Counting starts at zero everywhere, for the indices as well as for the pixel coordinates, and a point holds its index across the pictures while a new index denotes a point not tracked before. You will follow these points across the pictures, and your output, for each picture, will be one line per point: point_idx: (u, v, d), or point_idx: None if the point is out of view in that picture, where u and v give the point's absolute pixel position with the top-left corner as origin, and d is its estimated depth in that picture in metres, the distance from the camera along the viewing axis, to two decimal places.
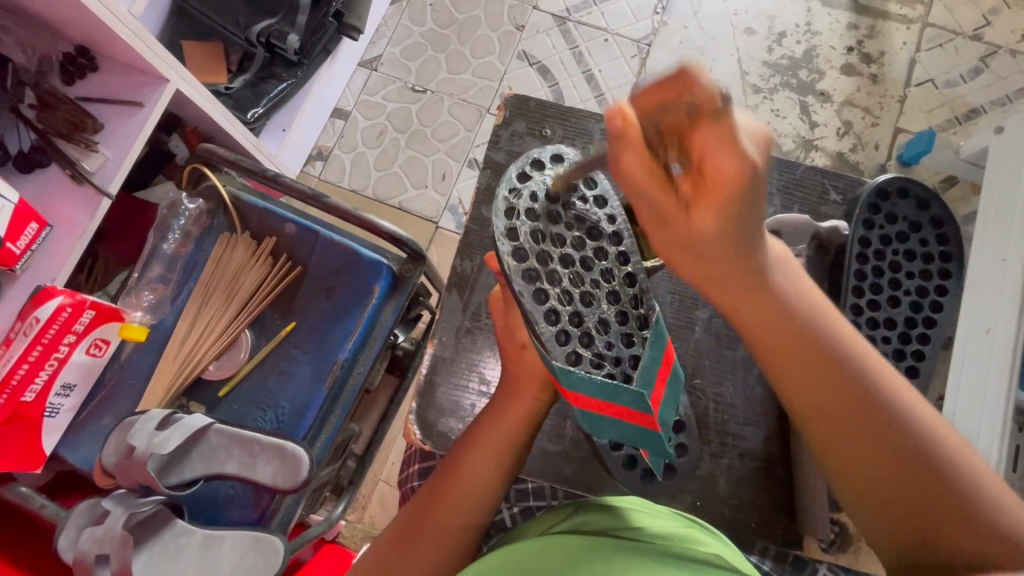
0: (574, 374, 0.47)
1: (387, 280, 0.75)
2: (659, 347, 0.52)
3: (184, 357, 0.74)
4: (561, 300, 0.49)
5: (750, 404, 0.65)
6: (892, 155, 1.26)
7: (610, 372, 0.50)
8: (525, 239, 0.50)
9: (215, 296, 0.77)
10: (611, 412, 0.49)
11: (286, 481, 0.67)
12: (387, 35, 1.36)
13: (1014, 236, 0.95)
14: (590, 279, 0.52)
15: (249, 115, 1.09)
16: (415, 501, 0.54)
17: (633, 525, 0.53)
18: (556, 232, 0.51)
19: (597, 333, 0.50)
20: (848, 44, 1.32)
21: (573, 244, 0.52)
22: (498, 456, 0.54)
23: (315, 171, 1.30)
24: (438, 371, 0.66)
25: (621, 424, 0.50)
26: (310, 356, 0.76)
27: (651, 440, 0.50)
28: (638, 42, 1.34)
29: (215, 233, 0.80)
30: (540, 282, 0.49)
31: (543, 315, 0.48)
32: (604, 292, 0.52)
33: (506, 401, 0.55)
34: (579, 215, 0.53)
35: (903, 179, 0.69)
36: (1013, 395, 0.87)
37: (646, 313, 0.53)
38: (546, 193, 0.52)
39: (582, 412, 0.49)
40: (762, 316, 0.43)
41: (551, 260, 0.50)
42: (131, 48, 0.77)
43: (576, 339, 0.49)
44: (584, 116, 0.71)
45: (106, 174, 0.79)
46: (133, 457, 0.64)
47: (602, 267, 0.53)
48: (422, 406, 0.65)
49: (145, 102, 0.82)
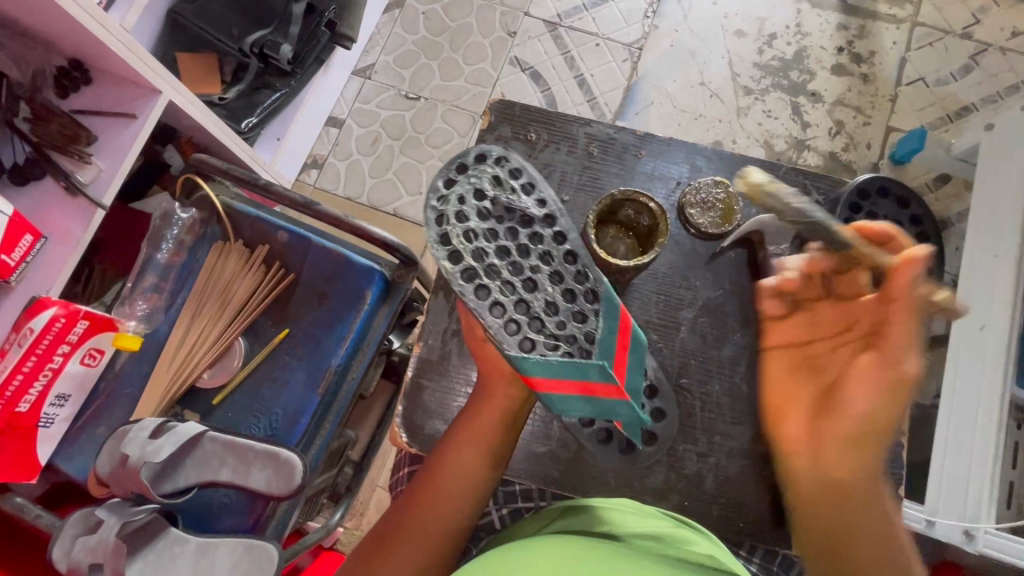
0: (532, 359, 0.47)
1: (379, 286, 0.76)
2: (613, 316, 0.51)
3: (178, 364, 0.75)
4: (503, 290, 0.47)
5: (737, 403, 0.65)
6: (883, 154, 1.27)
7: (568, 351, 0.48)
8: (457, 239, 0.46)
9: (208, 305, 0.78)
10: (578, 390, 0.49)
11: (279, 487, 0.67)
12: (381, 43, 1.37)
13: (1008, 233, 0.96)
14: (530, 265, 0.49)
15: (243, 125, 1.10)
16: (398, 506, 0.54)
17: (611, 522, 0.54)
18: (488, 227, 0.48)
19: (547, 316, 0.48)
20: (839, 45, 1.32)
21: (508, 235, 0.49)
22: (475, 458, 0.54)
23: (310, 179, 1.31)
24: (424, 374, 0.66)
25: (591, 402, 0.50)
26: (303, 362, 0.76)
27: (621, 409, 0.51)
28: (629, 46, 1.35)
29: (207, 242, 0.80)
30: (480, 279, 0.46)
31: (489, 310, 0.46)
32: (549, 274, 0.50)
33: (484, 402, 0.55)
34: (508, 203, 0.50)
35: (882, 179, 0.70)
36: (1009, 389, 0.89)
37: (593, 286, 0.51)
38: (473, 190, 0.49)
39: (550, 396, 0.49)
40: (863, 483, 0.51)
41: (487, 254, 0.47)
42: (124, 60, 0.78)
43: (526, 325, 0.47)
44: (568, 120, 0.71)
45: (99, 186, 0.80)
46: (127, 465, 0.64)
47: (541, 251, 0.50)
48: (408, 409, 0.65)
49: (138, 114, 0.83)
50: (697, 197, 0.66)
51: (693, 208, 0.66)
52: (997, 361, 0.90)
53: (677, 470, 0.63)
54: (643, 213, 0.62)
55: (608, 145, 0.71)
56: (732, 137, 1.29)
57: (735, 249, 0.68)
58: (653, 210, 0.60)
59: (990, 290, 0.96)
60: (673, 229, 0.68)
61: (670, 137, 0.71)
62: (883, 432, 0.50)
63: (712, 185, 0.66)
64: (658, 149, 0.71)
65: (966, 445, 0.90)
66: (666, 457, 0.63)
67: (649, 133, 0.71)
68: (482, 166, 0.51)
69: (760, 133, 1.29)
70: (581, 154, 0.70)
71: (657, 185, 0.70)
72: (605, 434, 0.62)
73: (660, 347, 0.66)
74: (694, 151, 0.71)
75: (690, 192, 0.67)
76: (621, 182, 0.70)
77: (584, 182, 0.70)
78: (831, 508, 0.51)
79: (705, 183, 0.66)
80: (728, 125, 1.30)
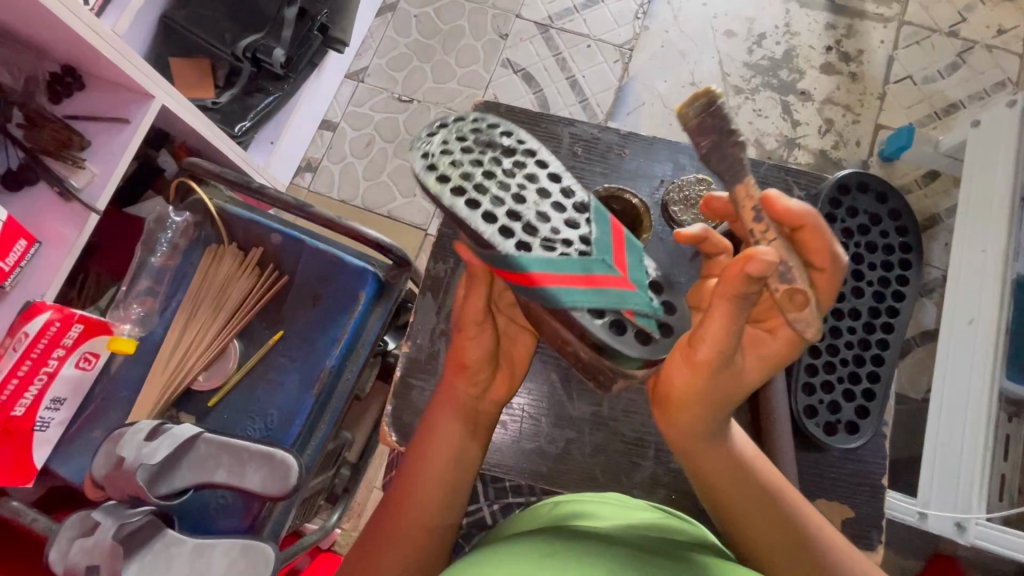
0: (527, 258, 0.44)
1: (372, 287, 0.76)
2: (605, 223, 0.48)
3: (172, 368, 0.75)
4: (494, 204, 0.45)
5: None
6: (872, 151, 1.28)
7: (566, 251, 0.45)
8: (441, 163, 0.45)
9: (203, 309, 0.78)
10: (580, 280, 0.44)
11: (273, 488, 0.68)
12: (373, 47, 1.38)
13: (995, 228, 0.98)
14: (519, 183, 0.47)
15: (236, 129, 1.10)
16: (380, 508, 0.55)
17: (589, 515, 0.54)
18: (471, 157, 0.46)
19: (543, 227, 0.46)
20: (827, 44, 1.34)
21: (491, 162, 0.47)
22: (443, 454, 0.54)
23: (304, 182, 1.31)
24: (413, 373, 0.66)
25: (599, 294, 0.44)
26: (297, 364, 0.77)
27: (633, 297, 0.45)
28: (620, 48, 1.36)
29: (201, 246, 0.81)
30: (469, 196, 0.44)
31: (482, 223, 0.44)
32: (538, 190, 0.47)
33: (443, 399, 0.55)
34: (487, 137, 0.48)
35: (861, 174, 0.70)
36: (998, 382, 0.89)
37: (581, 199, 0.48)
38: (453, 125, 0.48)
39: (554, 292, 0.43)
40: (713, 466, 0.50)
41: (471, 174, 0.45)
42: (117, 66, 0.79)
43: (520, 233, 0.45)
44: (554, 120, 0.72)
45: (93, 190, 0.80)
46: (122, 467, 0.65)
47: (527, 172, 0.48)
48: (398, 407, 0.65)
49: (132, 119, 0.83)
50: (680, 195, 0.68)
51: (676, 205, 0.68)
52: (985, 354, 0.91)
53: (666, 464, 0.63)
54: (626, 210, 0.63)
55: (595, 145, 0.71)
56: None
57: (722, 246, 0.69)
58: (637, 205, 0.62)
59: (977, 284, 0.97)
60: (658, 226, 0.69)
61: (655, 136, 0.72)
62: (712, 415, 0.47)
63: (695, 182, 0.68)
64: (643, 148, 0.72)
65: (956, 437, 0.91)
66: (655, 453, 0.63)
67: (635, 133, 0.72)
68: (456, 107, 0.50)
69: (751, 132, 1.31)
70: (567, 153, 0.71)
71: (641, 183, 0.71)
72: (621, 327, 0.44)
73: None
74: (679, 149, 0.72)
75: (674, 190, 0.68)
76: (607, 181, 0.71)
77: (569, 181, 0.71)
78: (719, 490, 0.50)
79: (690, 180, 0.69)
80: None
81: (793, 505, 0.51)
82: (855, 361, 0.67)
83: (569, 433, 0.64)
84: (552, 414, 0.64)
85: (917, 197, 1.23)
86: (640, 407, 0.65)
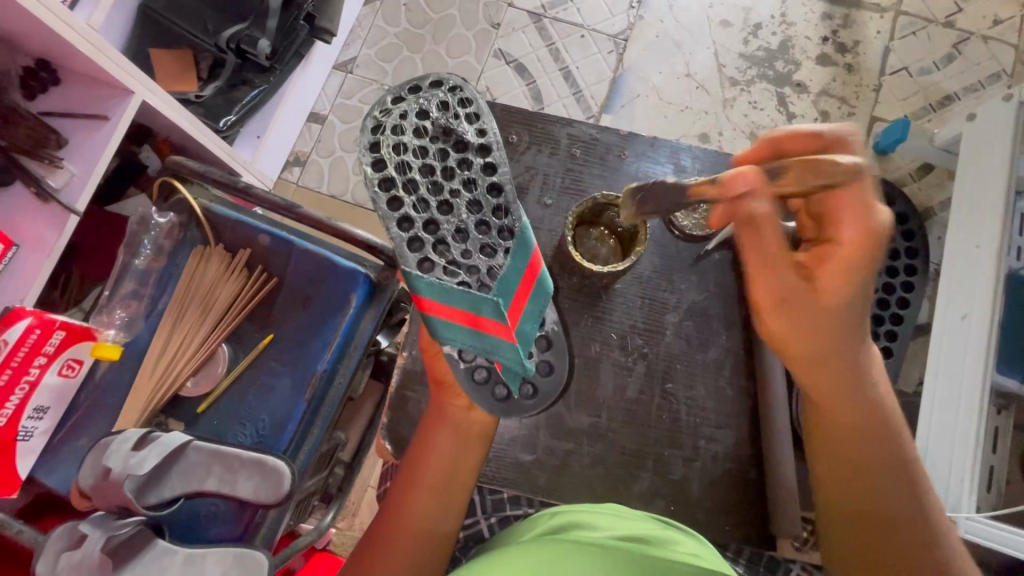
0: (424, 279, 0.47)
1: (365, 289, 0.75)
2: (521, 258, 0.48)
3: (160, 374, 0.73)
4: (415, 208, 0.47)
5: (722, 406, 0.65)
6: (867, 144, 1.27)
7: (465, 281, 0.47)
8: (385, 146, 0.47)
9: (189, 312, 0.76)
10: (460, 317, 0.47)
11: (267, 496, 0.67)
12: (362, 36, 1.35)
13: (990, 223, 0.97)
14: (451, 189, 0.48)
15: (222, 123, 1.07)
16: (378, 516, 0.55)
17: (584, 524, 0.54)
18: (419, 143, 0.47)
19: (455, 246, 0.47)
20: (824, 34, 1.32)
21: (436, 155, 0.48)
22: (439, 466, 0.53)
23: (293, 177, 1.28)
24: (407, 385, 0.65)
25: (479, 337, 0.48)
26: (289, 369, 0.75)
27: (505, 350, 0.48)
28: (614, 38, 1.33)
29: (188, 246, 0.79)
30: (395, 190, 0.46)
31: (394, 222, 0.46)
32: (467, 201, 0.48)
33: (438, 414, 0.55)
34: (447, 124, 0.48)
35: None
36: (991, 380, 0.90)
37: (511, 223, 0.49)
38: (416, 105, 0.48)
39: (437, 320, 0.48)
40: (855, 418, 0.57)
41: (409, 166, 0.47)
42: (92, 61, 0.75)
43: (429, 246, 0.47)
44: (549, 121, 0.70)
45: (72, 191, 0.77)
46: (110, 478, 0.63)
47: (465, 178, 0.48)
48: (392, 420, 0.64)
49: (111, 115, 0.80)
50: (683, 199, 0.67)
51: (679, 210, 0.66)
52: (978, 350, 0.92)
53: (663, 475, 0.63)
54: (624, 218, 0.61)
55: (591, 146, 0.70)
56: (718, 130, 1.29)
57: (721, 251, 0.67)
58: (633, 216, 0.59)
59: (971, 280, 0.97)
60: (657, 230, 0.68)
61: (653, 137, 0.70)
62: (855, 370, 0.56)
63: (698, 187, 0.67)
64: (641, 150, 0.70)
65: (949, 434, 0.91)
66: (651, 463, 0.63)
67: (633, 134, 0.70)
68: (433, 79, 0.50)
69: (746, 125, 1.29)
70: (563, 156, 0.69)
71: None
72: (484, 373, 0.51)
73: (646, 350, 0.66)
74: (679, 149, 0.70)
75: None
76: (604, 183, 0.69)
77: (566, 185, 0.69)
78: (857, 449, 0.56)
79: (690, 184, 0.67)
80: (714, 117, 1.29)
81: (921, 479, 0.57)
82: None
83: (566, 444, 0.63)
84: (549, 425, 0.63)
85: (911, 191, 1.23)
86: (640, 417, 0.64)
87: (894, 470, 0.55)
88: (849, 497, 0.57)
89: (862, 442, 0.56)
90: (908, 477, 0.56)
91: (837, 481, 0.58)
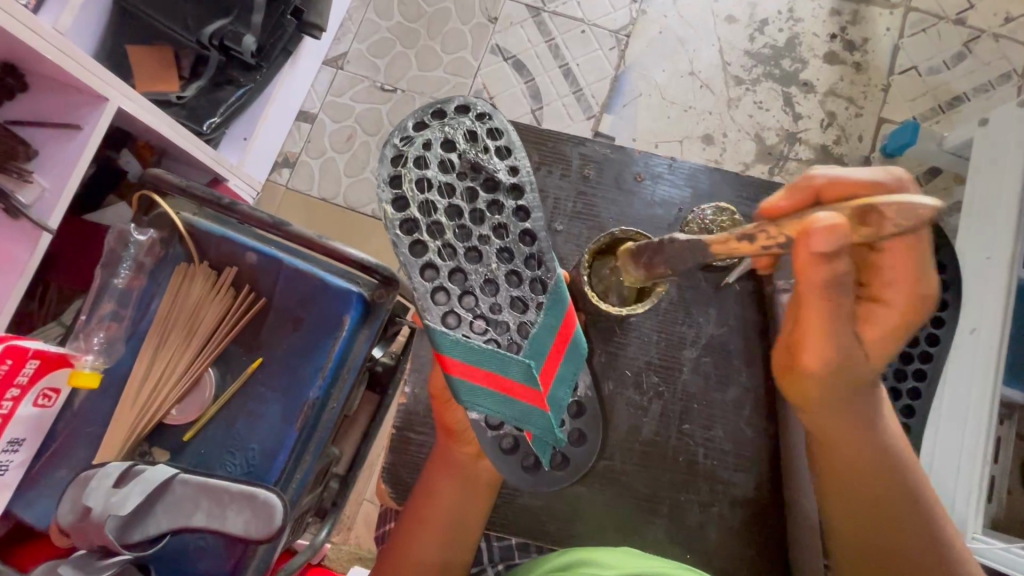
0: (449, 339, 0.50)
1: (358, 309, 0.71)
2: (555, 315, 0.53)
3: (144, 401, 0.70)
4: (440, 254, 0.51)
5: (741, 449, 0.66)
6: (875, 147, 1.24)
7: (494, 339, 0.51)
8: (411, 183, 0.51)
9: (174, 335, 0.72)
10: (491, 385, 0.50)
11: (259, 531, 0.63)
12: (352, 30, 1.29)
13: (1003, 234, 0.94)
14: (479, 235, 0.52)
15: (205, 126, 1.01)
16: (383, 560, 0.55)
17: (589, 561, 0.52)
18: (445, 181, 0.52)
19: (483, 295, 0.51)
20: (832, 32, 1.28)
21: (462, 195, 0.52)
22: (445, 513, 0.54)
23: (282, 179, 1.23)
24: (408, 425, 0.63)
25: (508, 402, 0.51)
26: (279, 394, 0.71)
27: (536, 418, 0.52)
28: (615, 33, 1.28)
29: (170, 264, 0.75)
30: (418, 234, 0.50)
31: (418, 268, 0.50)
32: (494, 246, 0.53)
33: (441, 463, 0.55)
34: (475, 162, 0.53)
35: None
36: (1000, 394, 0.87)
37: (543, 277, 0.53)
38: (442, 134, 0.53)
39: (461, 382, 0.50)
40: (860, 451, 0.54)
41: (436, 207, 0.51)
42: (58, 65, 0.70)
43: (455, 299, 0.50)
44: (561, 139, 0.69)
45: (44, 207, 0.73)
46: (90, 518, 0.60)
47: (496, 222, 0.53)
48: (393, 462, 0.62)
49: (84, 124, 0.75)
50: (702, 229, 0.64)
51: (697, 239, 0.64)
52: (987, 362, 0.89)
53: (680, 522, 0.64)
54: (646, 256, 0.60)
55: (602, 164, 0.69)
56: (723, 131, 1.25)
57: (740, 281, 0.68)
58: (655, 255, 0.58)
59: (984, 292, 0.94)
60: None
61: (672, 160, 0.69)
62: (856, 403, 0.54)
63: (716, 211, 0.64)
64: (658, 171, 0.69)
65: (955, 450, 0.89)
66: (667, 510, 0.64)
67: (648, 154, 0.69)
68: (460, 119, 0.54)
69: (751, 125, 1.25)
70: (576, 177, 0.68)
71: (658, 210, 0.69)
72: (510, 442, 0.54)
73: (662, 390, 0.66)
74: (696, 172, 0.69)
75: (693, 222, 0.64)
76: (617, 209, 0.68)
77: (578, 209, 0.68)
78: (862, 483, 0.54)
79: (708, 211, 0.64)
80: (719, 118, 1.25)
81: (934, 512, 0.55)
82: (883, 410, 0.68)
83: (579, 488, 0.63)
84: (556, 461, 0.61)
85: None
86: (657, 460, 0.65)
87: (908, 501, 0.54)
88: (860, 520, 0.55)
89: (864, 474, 0.55)
90: (917, 508, 0.54)
91: (846, 505, 0.55)
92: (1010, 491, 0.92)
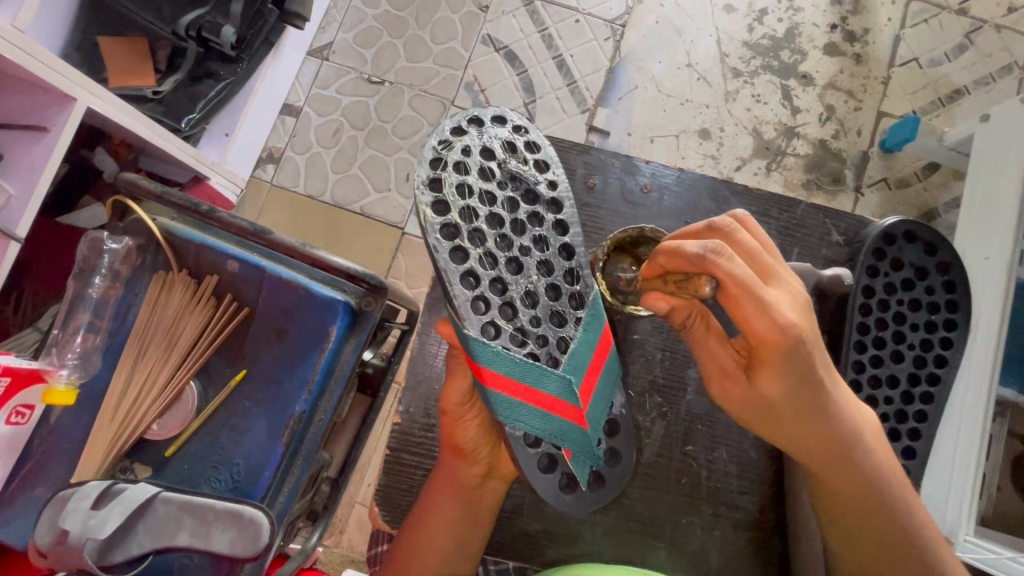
0: (489, 348, 0.52)
1: (344, 319, 0.68)
2: (593, 330, 0.57)
3: (121, 418, 0.67)
4: (482, 263, 0.53)
5: (744, 471, 0.68)
6: (873, 141, 1.21)
7: (533, 351, 0.55)
8: (450, 188, 0.53)
9: (152, 348, 0.70)
10: (523, 396, 0.53)
11: (246, 549, 0.62)
12: (339, 19, 1.24)
13: (997, 232, 0.92)
14: (520, 245, 0.56)
15: (183, 123, 0.96)
16: (384, 565, 0.61)
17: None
18: (487, 189, 0.55)
19: (522, 307, 0.55)
20: (832, 22, 1.24)
21: (505, 203, 0.56)
22: (440, 531, 0.58)
23: (267, 176, 1.19)
24: (403, 446, 0.67)
25: (547, 416, 0.54)
26: (264, 409, 0.69)
27: (575, 432, 0.56)
28: (611, 23, 1.24)
29: (147, 273, 0.72)
30: (459, 240, 0.53)
31: (460, 274, 0.52)
32: (534, 258, 0.56)
33: (439, 483, 0.59)
34: (518, 172, 0.57)
35: (910, 223, 0.69)
36: (995, 395, 0.85)
37: (581, 291, 0.57)
38: (481, 143, 0.56)
39: (496, 394, 0.53)
40: (814, 454, 0.55)
41: (476, 213, 0.54)
42: (20, 66, 0.67)
43: (496, 310, 0.53)
44: (565, 148, 0.71)
45: (11, 215, 0.71)
46: (67, 541, 0.58)
47: (537, 234, 0.57)
48: (386, 484, 0.66)
49: (51, 127, 0.73)
50: None
51: None
52: (984, 359, 0.86)
53: (682, 545, 0.66)
54: None
55: (607, 174, 0.71)
56: (719, 125, 1.22)
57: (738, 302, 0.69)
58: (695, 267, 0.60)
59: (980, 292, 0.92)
60: None
61: (679, 169, 0.71)
62: (805, 411, 0.53)
63: None
64: (664, 181, 0.71)
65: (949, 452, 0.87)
66: (667, 533, 0.66)
67: (650, 167, 0.72)
68: (497, 129, 0.58)
69: (749, 119, 1.22)
70: (580, 185, 0.70)
71: (665, 221, 0.71)
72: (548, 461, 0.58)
73: (666, 410, 0.68)
74: (694, 188, 0.72)
75: None
76: (621, 221, 0.70)
77: (583, 222, 0.70)
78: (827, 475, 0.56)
79: None
80: (715, 111, 1.22)
81: (901, 497, 0.57)
82: (889, 436, 0.67)
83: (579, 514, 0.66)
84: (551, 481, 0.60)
85: (915, 191, 1.18)
86: (658, 482, 0.67)
87: (869, 492, 0.56)
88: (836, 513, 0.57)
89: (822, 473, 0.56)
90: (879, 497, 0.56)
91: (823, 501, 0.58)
92: (998, 486, 0.89)
